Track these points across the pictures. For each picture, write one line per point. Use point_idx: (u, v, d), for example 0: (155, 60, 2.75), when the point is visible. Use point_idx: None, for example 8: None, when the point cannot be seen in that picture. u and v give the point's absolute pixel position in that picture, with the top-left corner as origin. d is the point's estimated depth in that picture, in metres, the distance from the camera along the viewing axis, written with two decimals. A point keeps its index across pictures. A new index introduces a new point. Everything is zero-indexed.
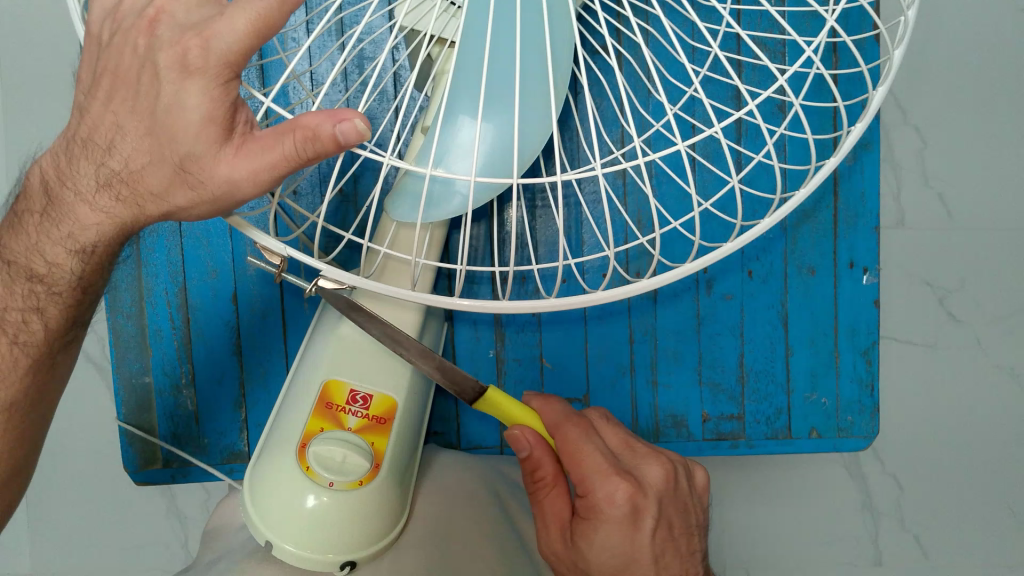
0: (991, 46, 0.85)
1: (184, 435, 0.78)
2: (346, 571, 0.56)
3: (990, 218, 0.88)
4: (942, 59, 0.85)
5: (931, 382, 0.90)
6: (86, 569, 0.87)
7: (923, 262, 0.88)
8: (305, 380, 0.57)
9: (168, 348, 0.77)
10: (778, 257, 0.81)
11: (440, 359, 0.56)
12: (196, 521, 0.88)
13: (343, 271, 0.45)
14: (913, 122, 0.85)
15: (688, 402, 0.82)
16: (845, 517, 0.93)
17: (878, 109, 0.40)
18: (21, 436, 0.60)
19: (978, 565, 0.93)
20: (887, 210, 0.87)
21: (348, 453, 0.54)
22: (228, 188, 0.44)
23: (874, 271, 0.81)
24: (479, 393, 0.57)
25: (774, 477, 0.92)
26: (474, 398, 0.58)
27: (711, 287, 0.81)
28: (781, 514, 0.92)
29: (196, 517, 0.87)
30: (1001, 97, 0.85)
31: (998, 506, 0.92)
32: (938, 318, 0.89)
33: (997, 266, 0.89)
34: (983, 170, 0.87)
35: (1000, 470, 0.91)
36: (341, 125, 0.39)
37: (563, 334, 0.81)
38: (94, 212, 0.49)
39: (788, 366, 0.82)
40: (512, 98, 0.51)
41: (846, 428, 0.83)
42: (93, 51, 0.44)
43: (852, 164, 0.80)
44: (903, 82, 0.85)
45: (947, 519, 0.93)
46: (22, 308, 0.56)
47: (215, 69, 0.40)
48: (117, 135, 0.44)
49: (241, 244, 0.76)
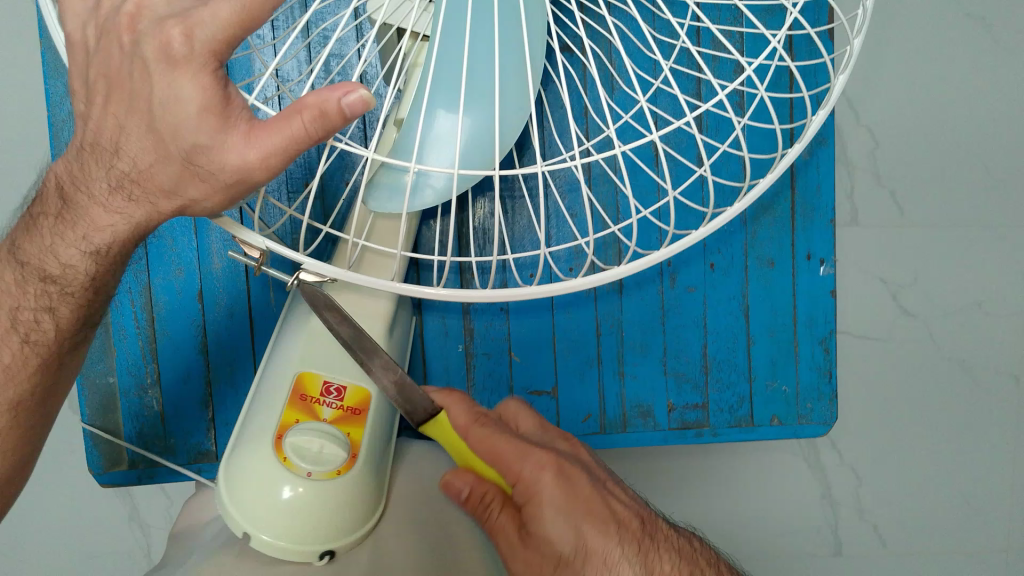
0: (934, 69, 0.97)
1: (150, 435, 0.81)
2: (325, 560, 0.58)
3: (933, 218, 1.01)
4: (889, 75, 0.97)
5: (880, 366, 1.04)
6: (56, 557, 0.96)
7: (875, 263, 1.01)
8: (277, 375, 0.59)
9: (132, 348, 0.80)
10: (738, 249, 0.85)
11: (401, 374, 0.55)
12: (158, 532, 0.98)
13: (324, 266, 0.44)
14: (864, 123, 0.98)
15: (654, 393, 0.86)
16: (799, 490, 1.07)
17: (839, 95, 0.45)
18: (23, 436, 0.59)
19: (916, 531, 1.08)
20: (842, 208, 1.01)
21: (324, 443, 0.56)
22: (242, 176, 0.41)
23: (830, 262, 0.85)
24: (430, 415, 0.56)
25: (735, 464, 1.05)
26: (424, 420, 0.56)
27: (675, 279, 0.85)
28: (736, 498, 1.06)
29: (160, 526, 0.97)
30: (936, 114, 0.98)
31: (937, 478, 1.07)
32: (891, 309, 1.03)
33: (938, 264, 1.02)
34: (923, 178, 1.00)
35: (937, 446, 1.06)
36: (348, 96, 0.37)
37: (531, 323, 0.84)
38: (108, 214, 0.46)
39: (749, 356, 0.87)
40: (492, 91, 0.47)
41: (806, 414, 0.87)
42: (79, 59, 0.40)
43: (808, 159, 0.84)
44: (859, 89, 0.97)
45: (887, 493, 1.07)
46: (33, 307, 0.54)
47: (203, 58, 0.37)
48: (121, 137, 0.41)
49: (207, 243, 0.80)
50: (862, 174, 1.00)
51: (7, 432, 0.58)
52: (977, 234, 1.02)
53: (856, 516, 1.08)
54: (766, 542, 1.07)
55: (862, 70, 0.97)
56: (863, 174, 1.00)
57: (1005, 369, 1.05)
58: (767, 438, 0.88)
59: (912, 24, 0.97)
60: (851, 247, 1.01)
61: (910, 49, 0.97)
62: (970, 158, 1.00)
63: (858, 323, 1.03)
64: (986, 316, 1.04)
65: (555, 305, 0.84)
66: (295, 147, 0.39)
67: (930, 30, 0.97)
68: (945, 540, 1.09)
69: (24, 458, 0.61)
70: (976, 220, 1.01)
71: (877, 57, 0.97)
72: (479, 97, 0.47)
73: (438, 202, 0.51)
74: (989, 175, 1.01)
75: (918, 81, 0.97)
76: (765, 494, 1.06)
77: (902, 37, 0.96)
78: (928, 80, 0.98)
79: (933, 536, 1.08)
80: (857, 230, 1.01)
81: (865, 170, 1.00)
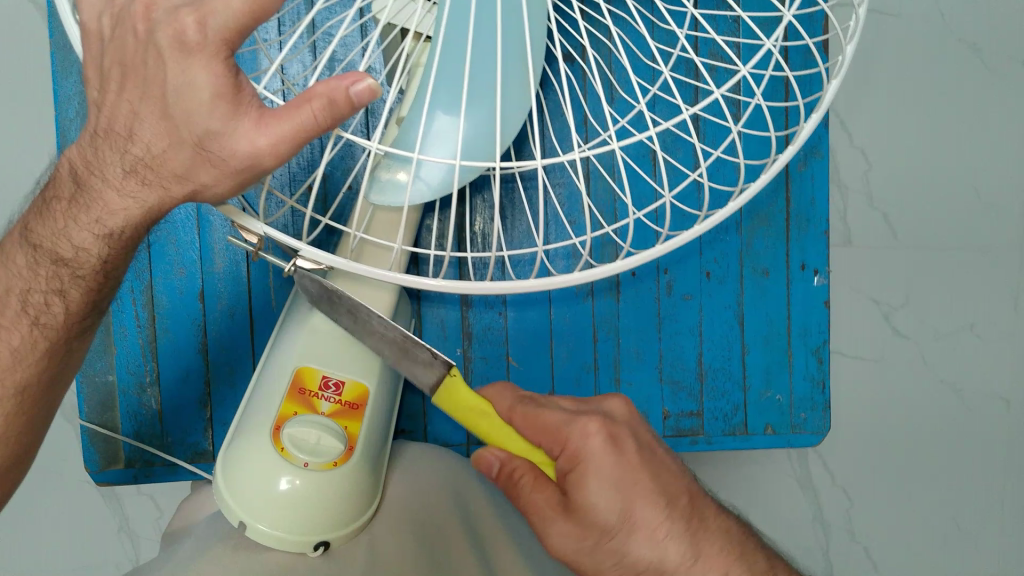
0: (929, 92, 1.00)
1: (147, 434, 0.82)
2: (319, 551, 0.58)
3: (928, 237, 1.03)
4: (884, 98, 0.99)
5: (874, 386, 1.05)
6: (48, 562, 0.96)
7: (869, 282, 1.03)
8: (276, 370, 0.60)
9: (132, 346, 0.81)
10: (733, 258, 0.86)
11: None
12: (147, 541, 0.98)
13: (324, 255, 0.45)
14: (859, 145, 1.00)
15: (650, 400, 0.86)
16: (794, 509, 1.07)
17: (832, 99, 0.45)
18: (30, 420, 0.60)
19: (910, 549, 1.09)
20: (836, 229, 1.02)
21: (323, 435, 0.56)
22: (252, 162, 0.42)
23: (824, 273, 0.87)
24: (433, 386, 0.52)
25: (731, 478, 1.05)
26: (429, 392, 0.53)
27: (672, 287, 0.86)
28: (731, 515, 1.06)
29: (149, 535, 0.97)
30: (931, 135, 1.01)
31: (930, 498, 1.08)
32: (884, 332, 1.04)
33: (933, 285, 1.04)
34: (916, 198, 1.02)
35: (931, 464, 1.07)
36: (357, 86, 0.38)
37: (528, 331, 0.85)
38: (121, 198, 0.47)
39: (744, 365, 0.87)
40: (493, 90, 0.48)
41: (799, 424, 0.88)
42: (95, 49, 0.42)
43: (803, 173, 0.85)
44: (855, 111, 0.99)
45: (882, 513, 1.08)
46: (44, 290, 0.55)
47: (215, 46, 0.38)
48: (135, 123, 0.42)
49: (210, 241, 0.81)
50: (856, 197, 1.01)
51: (14, 417, 0.59)
52: (970, 258, 1.04)
53: (849, 538, 1.08)
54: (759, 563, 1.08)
55: (859, 92, 0.99)
56: (857, 197, 1.01)
57: (997, 393, 1.08)
58: (761, 447, 0.89)
59: (907, 48, 0.99)
60: (845, 268, 1.02)
61: (905, 73, 0.99)
62: (963, 184, 1.03)
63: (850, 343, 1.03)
64: (980, 340, 1.06)
65: (551, 298, 0.85)
66: (303, 135, 0.40)
67: (924, 54, 0.99)
68: (937, 560, 1.10)
69: (25, 448, 0.62)
70: (970, 243, 1.04)
71: (872, 79, 0.99)
72: (482, 95, 0.48)
73: (437, 196, 0.51)
74: (980, 197, 1.03)
75: (913, 104, 1.00)
76: (756, 510, 1.07)
77: (897, 61, 0.99)
78: (923, 103, 1.00)
79: (926, 555, 1.09)
80: (851, 251, 1.02)
81: (859, 192, 1.01)
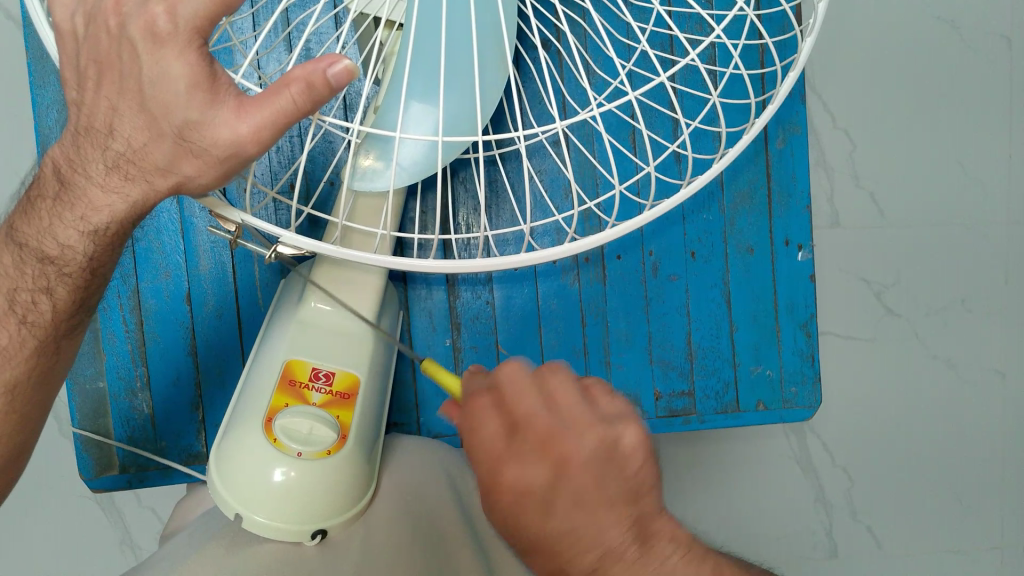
0: (906, 69, 1.01)
1: (140, 438, 0.81)
2: (317, 540, 0.58)
3: (915, 214, 1.05)
4: (863, 75, 1.00)
5: (868, 366, 1.07)
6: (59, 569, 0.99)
7: (857, 261, 1.04)
8: (267, 364, 0.60)
9: (121, 352, 0.81)
10: (717, 237, 0.87)
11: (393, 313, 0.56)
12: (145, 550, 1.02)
13: (303, 238, 0.45)
14: (842, 126, 1.01)
15: (641, 382, 0.87)
16: (789, 484, 1.10)
17: (808, 58, 0.46)
18: (20, 422, 0.61)
19: (903, 519, 1.12)
20: (823, 210, 1.04)
21: (314, 425, 0.57)
22: (234, 150, 0.41)
23: (808, 247, 0.87)
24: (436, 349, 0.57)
25: (721, 458, 1.07)
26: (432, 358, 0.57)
27: (657, 269, 0.87)
28: (727, 495, 1.08)
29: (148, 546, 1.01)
30: (915, 112, 1.01)
31: (925, 471, 1.10)
32: (876, 311, 1.06)
33: (922, 261, 1.06)
34: (900, 174, 1.04)
35: (926, 437, 1.09)
36: (333, 67, 0.38)
37: (517, 321, 0.86)
38: (105, 194, 0.47)
39: (732, 343, 0.88)
40: (472, 71, 0.48)
41: (790, 398, 0.88)
42: (70, 50, 0.42)
43: (784, 149, 0.86)
44: (837, 93, 1.00)
45: (877, 487, 1.10)
46: (32, 289, 0.55)
47: (188, 35, 0.38)
48: (114, 119, 0.42)
49: (194, 243, 0.81)
50: (841, 176, 1.03)
51: (5, 417, 0.59)
52: (956, 233, 1.06)
53: (850, 518, 1.11)
54: (757, 540, 1.10)
55: (838, 69, 1.00)
56: (842, 176, 1.03)
57: (991, 366, 1.10)
58: (753, 424, 0.89)
59: (881, 25, 1.00)
60: (832, 249, 1.04)
61: (884, 52, 1.00)
62: (949, 158, 1.04)
63: (846, 324, 1.06)
64: (970, 314, 1.08)
65: (537, 274, 0.86)
66: (284, 121, 0.40)
67: (900, 31, 1.00)
68: (932, 531, 1.12)
69: (20, 447, 0.62)
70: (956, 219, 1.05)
71: (851, 54, 0.99)
72: (461, 77, 0.48)
73: (422, 178, 0.52)
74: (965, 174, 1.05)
75: (891, 79, 1.01)
76: (750, 488, 1.09)
77: (876, 38, 1.00)
78: (903, 80, 1.01)
79: (921, 527, 1.12)
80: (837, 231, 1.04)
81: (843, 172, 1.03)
